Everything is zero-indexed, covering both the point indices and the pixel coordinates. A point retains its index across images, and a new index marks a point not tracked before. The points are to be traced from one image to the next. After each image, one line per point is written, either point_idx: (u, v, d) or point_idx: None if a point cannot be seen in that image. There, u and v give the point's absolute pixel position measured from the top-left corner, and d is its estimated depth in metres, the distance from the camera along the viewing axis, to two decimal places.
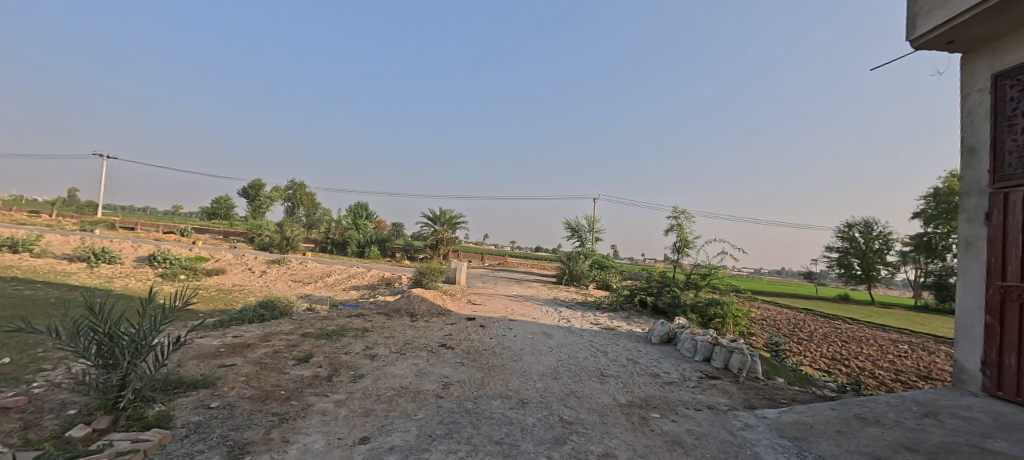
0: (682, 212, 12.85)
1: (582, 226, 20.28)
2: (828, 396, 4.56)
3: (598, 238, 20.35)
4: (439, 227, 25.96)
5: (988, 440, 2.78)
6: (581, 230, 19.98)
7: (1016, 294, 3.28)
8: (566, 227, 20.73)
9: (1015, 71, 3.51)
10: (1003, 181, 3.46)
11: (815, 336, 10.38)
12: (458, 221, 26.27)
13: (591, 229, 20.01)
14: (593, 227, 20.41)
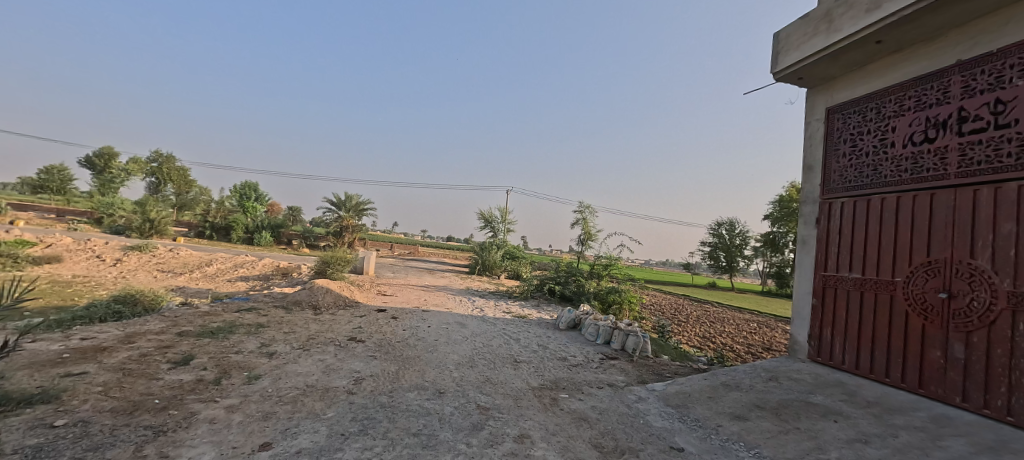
0: (587, 207, 13.84)
1: (495, 218, 20.63)
2: (701, 368, 5.39)
3: (511, 229, 20.89)
4: (344, 213, 24.14)
5: (811, 395, 3.60)
6: (494, 222, 20.32)
7: (833, 281, 4.24)
8: (480, 218, 20.90)
9: (841, 107, 4.46)
10: (828, 194, 4.41)
11: (689, 318, 12.16)
12: (365, 207, 24.77)
13: (503, 220, 20.45)
14: (506, 219, 20.90)
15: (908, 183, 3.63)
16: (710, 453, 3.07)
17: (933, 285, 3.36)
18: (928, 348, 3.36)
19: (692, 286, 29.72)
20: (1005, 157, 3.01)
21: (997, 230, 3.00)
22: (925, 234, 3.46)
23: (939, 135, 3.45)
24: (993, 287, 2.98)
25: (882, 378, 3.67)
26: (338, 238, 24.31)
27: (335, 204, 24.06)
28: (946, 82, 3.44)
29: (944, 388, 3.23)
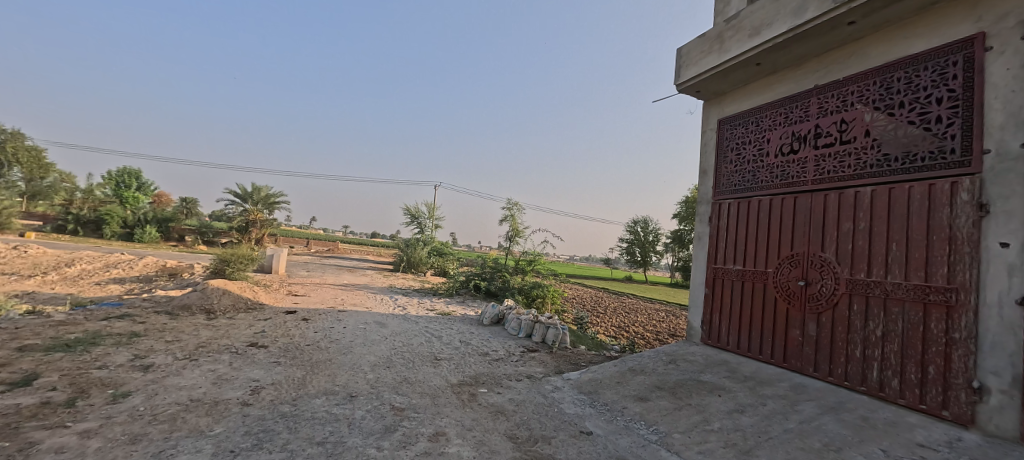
0: (514, 204, 14.00)
1: (422, 213, 20.13)
2: (614, 356, 5.78)
3: (439, 225, 20.54)
4: (249, 206, 21.78)
5: (702, 374, 4.04)
6: (421, 218, 19.84)
7: (722, 273, 4.80)
8: (406, 213, 20.24)
9: (730, 120, 5.05)
10: (719, 196, 4.98)
11: (606, 310, 13.04)
12: (276, 200, 22.64)
13: (430, 216, 20.06)
14: (433, 215, 20.49)
15: (779, 187, 4.22)
16: (616, 433, 3.31)
17: (795, 275, 3.95)
18: (791, 328, 3.94)
19: (613, 280, 31.87)
20: (846, 167, 3.63)
21: (840, 228, 3.62)
22: (790, 231, 4.06)
23: (802, 147, 4.06)
24: (837, 275, 3.60)
25: (757, 355, 4.22)
26: (243, 234, 21.85)
27: (240, 196, 21.63)
28: (807, 102, 4.06)
29: (801, 361, 3.81)
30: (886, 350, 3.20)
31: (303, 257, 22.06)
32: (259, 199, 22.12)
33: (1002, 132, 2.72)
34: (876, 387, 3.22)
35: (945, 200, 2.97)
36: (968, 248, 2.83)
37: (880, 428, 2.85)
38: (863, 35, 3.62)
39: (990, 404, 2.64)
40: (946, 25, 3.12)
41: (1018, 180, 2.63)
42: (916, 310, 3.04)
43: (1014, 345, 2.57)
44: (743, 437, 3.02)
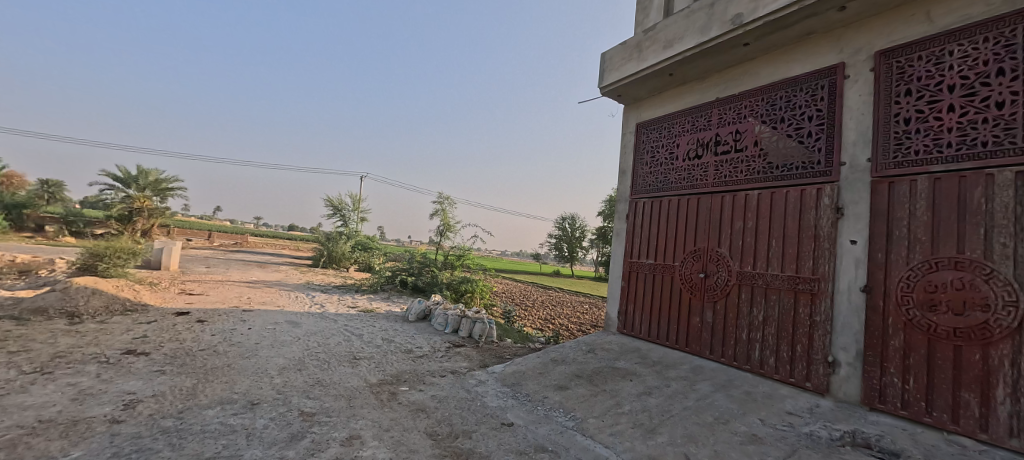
0: (445, 198, 13.83)
1: (345, 205, 18.99)
2: (538, 347, 5.98)
3: (364, 218, 19.53)
4: (134, 193, 18.82)
5: (617, 361, 4.32)
6: (344, 209, 18.73)
7: (636, 266, 5.16)
8: (328, 204, 18.96)
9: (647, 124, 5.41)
10: (635, 195, 5.33)
11: (534, 303, 13.52)
12: (169, 185, 19.85)
13: (355, 208, 19.02)
14: (358, 207, 19.46)
15: (686, 188, 4.62)
16: (535, 422, 3.41)
17: (696, 268, 4.38)
18: (692, 316, 4.36)
19: (543, 274, 32.92)
20: (739, 172, 4.09)
21: (733, 227, 4.08)
22: (693, 228, 4.48)
23: (704, 152, 4.49)
24: (729, 268, 4.05)
25: (665, 342, 4.61)
26: (124, 224, 18.80)
27: (120, 181, 18.57)
28: (711, 112, 4.49)
29: (700, 345, 4.23)
30: (766, 333, 3.67)
31: (205, 251, 19.65)
32: (148, 184, 19.26)
33: (855, 148, 3.25)
34: (758, 365, 3.69)
35: (812, 203, 3.47)
36: (827, 245, 3.34)
37: (759, 400, 3.29)
38: (755, 56, 4.09)
39: (840, 374, 3.16)
40: (816, 54, 3.64)
41: (863, 189, 3.18)
42: (789, 297, 3.54)
43: (858, 325, 3.10)
44: (649, 416, 3.29)
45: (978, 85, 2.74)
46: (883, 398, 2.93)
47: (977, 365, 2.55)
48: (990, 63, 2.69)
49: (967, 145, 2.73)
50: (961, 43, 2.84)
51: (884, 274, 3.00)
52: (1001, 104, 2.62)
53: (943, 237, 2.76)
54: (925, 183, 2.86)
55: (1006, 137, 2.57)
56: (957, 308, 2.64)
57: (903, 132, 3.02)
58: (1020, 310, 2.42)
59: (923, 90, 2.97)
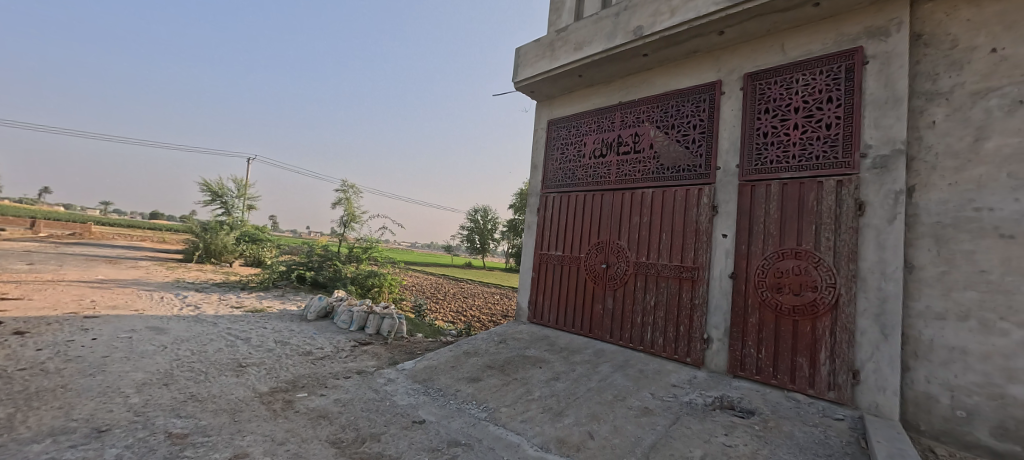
0: (350, 187, 12.96)
1: (227, 190, 16.58)
2: (450, 340, 5.94)
3: (252, 206, 17.30)
4: None
5: (528, 349, 4.51)
6: (226, 196, 16.36)
7: (547, 258, 5.38)
8: (204, 189, 16.33)
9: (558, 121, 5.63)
10: (546, 189, 5.52)
11: (445, 295, 13.46)
12: None
13: (240, 194, 16.74)
14: (243, 193, 17.14)
15: (592, 185, 4.93)
16: (448, 417, 3.39)
17: (599, 259, 4.72)
18: (595, 304, 4.70)
19: (459, 266, 32.84)
20: (637, 172, 4.49)
21: (631, 221, 4.48)
22: (597, 222, 4.81)
23: (608, 152, 4.82)
24: (628, 259, 4.45)
25: (571, 328, 4.90)
26: None
27: None
28: (614, 115, 4.83)
29: (601, 330, 4.58)
30: (656, 316, 4.12)
31: (25, 244, 15.50)
32: None
33: (728, 155, 3.80)
34: (649, 345, 4.13)
35: (694, 201, 3.96)
36: (705, 238, 3.86)
37: (650, 376, 3.70)
38: (651, 67, 4.51)
39: (712, 349, 3.70)
40: (700, 70, 4.14)
41: (732, 190, 3.73)
42: (675, 284, 4.02)
43: (726, 306, 3.66)
44: (557, 400, 3.49)
45: (813, 109, 3.39)
46: (743, 367, 3.50)
47: (808, 335, 3.20)
48: (823, 91, 3.36)
49: (805, 157, 3.37)
50: (803, 73, 3.48)
51: (746, 263, 3.57)
52: (829, 126, 3.29)
53: (787, 232, 3.37)
54: (777, 187, 3.47)
55: (831, 153, 3.25)
56: (796, 289, 3.28)
57: (762, 143, 3.61)
58: (837, 290, 3.10)
59: (777, 110, 3.57)
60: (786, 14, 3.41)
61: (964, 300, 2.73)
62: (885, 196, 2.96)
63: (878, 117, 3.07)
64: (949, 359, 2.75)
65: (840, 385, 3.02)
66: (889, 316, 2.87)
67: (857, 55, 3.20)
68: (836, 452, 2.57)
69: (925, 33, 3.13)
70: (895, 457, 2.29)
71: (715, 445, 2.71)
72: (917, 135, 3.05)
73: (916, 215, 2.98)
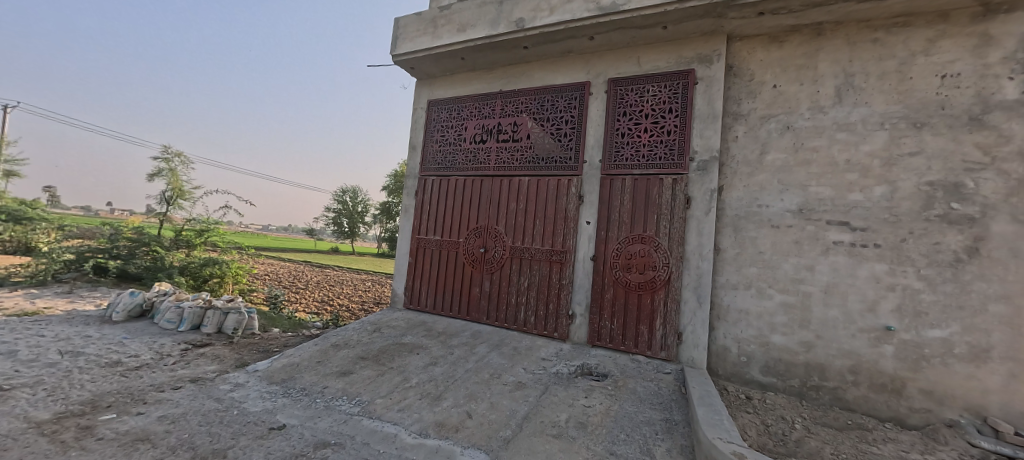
0: (177, 154, 10.29)
1: None
2: (315, 333, 5.41)
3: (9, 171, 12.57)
4: None
5: (404, 336, 4.41)
6: None
7: (424, 242, 5.20)
8: None
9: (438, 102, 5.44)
10: (424, 171, 5.30)
11: (308, 282, 12.11)
12: None
13: None
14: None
15: (472, 170, 4.94)
16: (314, 417, 3.08)
17: (478, 243, 4.79)
18: (474, 287, 4.78)
19: (332, 253, 29.77)
20: (514, 160, 4.67)
21: (509, 207, 4.65)
22: (476, 207, 4.86)
23: (488, 138, 4.88)
24: (504, 243, 4.63)
25: (450, 312, 4.90)
26: None
27: None
28: (495, 102, 4.91)
29: (479, 312, 4.71)
30: (529, 296, 4.42)
31: None
32: None
33: (593, 150, 4.23)
34: (522, 324, 4.41)
35: (565, 191, 4.33)
36: (572, 224, 4.25)
37: (523, 352, 3.96)
38: (530, 60, 4.72)
39: (576, 323, 4.14)
40: (573, 70, 4.50)
41: (595, 182, 4.19)
42: (546, 266, 4.36)
43: (588, 285, 4.12)
44: (435, 385, 3.47)
45: (658, 116, 4.00)
46: (599, 337, 4.01)
47: (648, 306, 3.82)
48: (666, 103, 3.98)
49: (651, 157, 3.97)
50: (652, 85, 4.07)
51: (605, 247, 4.07)
52: (669, 132, 3.93)
53: (636, 220, 3.94)
54: (630, 181, 4.01)
55: (670, 155, 3.89)
56: (641, 269, 3.87)
57: (620, 142, 4.12)
58: (670, 268, 3.78)
59: (632, 114, 4.11)
60: (642, 31, 3.92)
61: (748, 274, 3.62)
62: (703, 193, 3.72)
63: (702, 129, 3.80)
64: (738, 319, 3.62)
65: (669, 346, 3.71)
66: (702, 288, 3.67)
67: (690, 76, 3.89)
68: (665, 399, 3.16)
69: (735, 65, 3.91)
70: (704, 397, 2.93)
71: (577, 407, 3.06)
72: (727, 146, 3.84)
73: (723, 209, 3.77)
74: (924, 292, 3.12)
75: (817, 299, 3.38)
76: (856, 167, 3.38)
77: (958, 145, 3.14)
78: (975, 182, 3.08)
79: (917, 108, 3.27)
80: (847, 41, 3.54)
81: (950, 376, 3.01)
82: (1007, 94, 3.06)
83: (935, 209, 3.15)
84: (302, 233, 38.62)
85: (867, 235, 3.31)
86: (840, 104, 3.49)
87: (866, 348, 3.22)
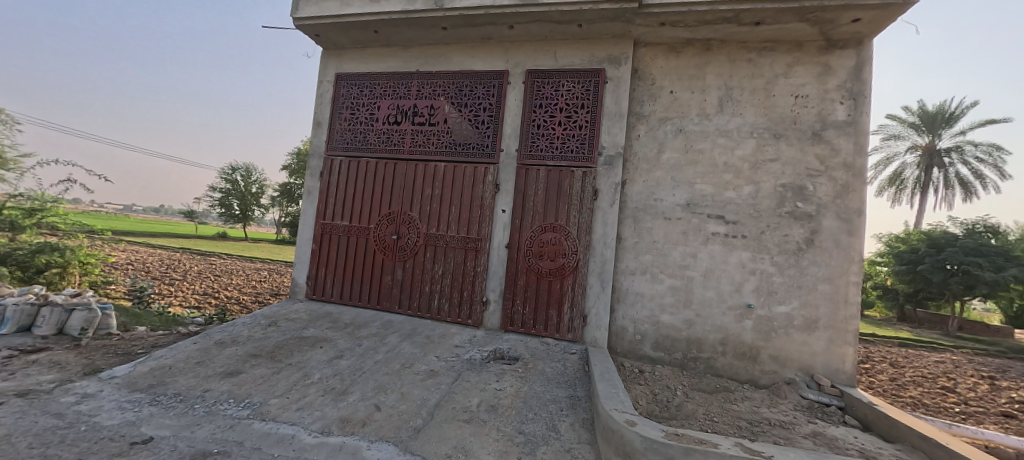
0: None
1: None
2: (195, 330, 4.73)
3: None
4: None
5: (305, 330, 4.08)
6: None
7: (330, 228, 4.82)
8: None
9: (347, 76, 5.02)
10: (331, 151, 4.88)
11: (188, 272, 10.45)
12: None
13: None
14: None
15: (385, 152, 4.68)
16: (192, 426, 2.67)
17: (390, 230, 4.58)
18: (385, 275, 4.58)
19: (223, 240, 26.11)
20: (430, 144, 4.53)
21: (424, 193, 4.51)
22: (388, 192, 4.62)
23: (403, 120, 4.66)
24: (419, 230, 4.50)
25: (359, 302, 4.64)
26: None
27: None
28: (412, 83, 4.69)
29: (391, 301, 4.53)
30: (443, 284, 4.37)
31: None
32: None
33: (509, 140, 4.29)
34: (436, 311, 4.36)
35: (481, 178, 4.33)
36: (488, 212, 4.29)
37: (436, 341, 3.92)
38: (450, 42, 4.58)
39: (489, 309, 4.22)
40: (492, 57, 4.48)
41: (511, 171, 4.26)
42: (462, 254, 4.35)
43: (502, 272, 4.21)
44: (340, 380, 3.26)
45: (571, 111, 4.19)
46: (512, 322, 4.14)
47: (557, 291, 4.05)
48: (578, 98, 4.18)
49: (564, 149, 4.16)
50: (567, 80, 4.24)
51: (519, 235, 4.18)
52: (580, 127, 4.14)
53: (549, 210, 4.11)
54: (544, 172, 4.16)
55: (581, 148, 4.11)
56: (552, 256, 4.07)
57: (535, 133, 4.24)
58: (578, 256, 4.02)
59: (547, 106, 4.24)
60: (558, 26, 4.04)
61: (644, 261, 4.02)
62: (609, 186, 4.01)
63: (610, 126, 4.08)
64: (635, 301, 4.00)
65: (576, 328, 3.98)
66: (605, 273, 3.98)
67: (601, 75, 4.13)
68: (570, 377, 3.39)
69: (640, 69, 4.24)
70: (604, 373, 3.19)
71: (489, 391, 3.12)
72: (631, 144, 4.17)
73: (625, 201, 4.11)
74: (775, 275, 3.77)
75: (698, 282, 3.88)
76: (731, 168, 3.92)
77: (804, 155, 3.81)
78: (813, 185, 3.78)
79: (777, 121, 3.89)
80: (729, 58, 4.05)
81: (790, 343, 3.69)
82: (838, 115, 3.79)
83: (786, 206, 3.80)
84: (183, 216, 33.08)
85: (737, 227, 3.87)
86: (721, 112, 4.00)
87: (732, 323, 3.79)
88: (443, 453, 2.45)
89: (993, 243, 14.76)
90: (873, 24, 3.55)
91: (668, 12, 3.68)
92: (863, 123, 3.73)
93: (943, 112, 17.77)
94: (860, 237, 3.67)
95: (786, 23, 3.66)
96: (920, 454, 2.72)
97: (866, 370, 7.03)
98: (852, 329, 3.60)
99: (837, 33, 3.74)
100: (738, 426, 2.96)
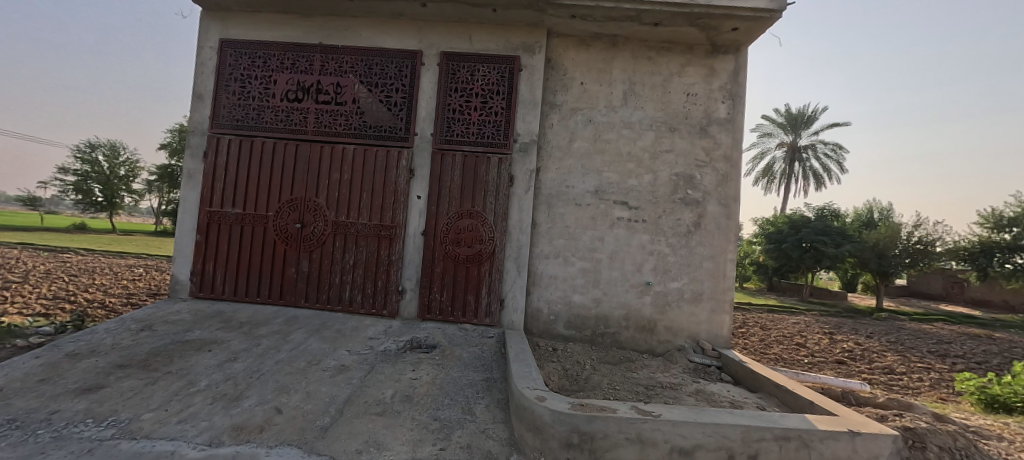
0: None
1: None
2: (39, 341, 3.90)
3: None
4: None
5: (188, 333, 3.58)
6: None
7: (217, 217, 4.24)
8: None
9: (234, 43, 4.40)
10: (216, 128, 4.27)
11: (26, 273, 8.48)
12: None
13: None
14: None
15: (283, 132, 4.23)
16: (33, 456, 2.12)
17: (292, 218, 4.19)
18: (288, 267, 4.20)
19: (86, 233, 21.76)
20: (337, 125, 4.20)
21: (332, 178, 4.19)
22: (290, 176, 4.21)
23: (304, 97, 4.25)
24: (326, 218, 4.18)
25: (259, 297, 4.21)
26: None
27: None
28: (314, 57, 4.28)
29: (296, 295, 4.18)
30: (355, 275, 4.15)
31: None
32: None
33: (424, 124, 4.15)
34: (348, 303, 4.14)
35: (394, 163, 4.15)
36: (403, 199, 4.13)
37: (347, 335, 3.72)
38: (358, 15, 4.25)
39: (406, 298, 4.12)
40: (404, 36, 4.26)
41: (426, 157, 4.15)
42: (374, 242, 4.15)
43: (418, 260, 4.13)
44: (233, 384, 2.93)
45: (487, 97, 4.18)
46: (429, 311, 4.09)
47: (475, 277, 4.08)
48: (494, 85, 4.19)
49: (480, 135, 4.15)
50: (482, 65, 4.21)
51: (435, 222, 4.11)
52: (496, 113, 4.17)
53: (465, 197, 4.10)
54: (461, 158, 4.12)
55: (497, 135, 4.14)
56: (469, 243, 4.08)
57: (451, 118, 4.16)
58: (494, 242, 4.09)
59: (463, 91, 4.19)
60: (473, 9, 3.96)
61: (557, 245, 4.22)
62: (524, 173, 4.11)
63: (524, 114, 4.15)
64: (549, 284, 4.19)
65: (493, 312, 4.07)
66: (521, 258, 4.10)
67: (516, 62, 4.17)
68: (487, 361, 3.46)
69: (553, 59, 4.35)
70: (519, 353, 3.32)
71: (404, 381, 3.06)
72: (545, 133, 4.30)
73: (540, 188, 4.25)
74: (670, 255, 4.21)
75: (605, 264, 4.19)
76: (634, 158, 4.26)
77: (693, 147, 4.27)
78: (700, 175, 4.26)
79: (672, 116, 4.29)
80: (632, 55, 4.34)
81: (680, 314, 4.18)
82: (720, 113, 4.30)
83: (679, 194, 4.24)
84: (20, 203, 26.65)
85: (639, 213, 4.23)
86: (626, 105, 4.30)
87: (633, 300, 4.17)
88: (353, 450, 2.32)
89: (835, 224, 18.21)
90: (747, 34, 4.06)
91: (579, 6, 3.80)
92: (738, 121, 4.28)
93: (803, 114, 21.22)
94: (735, 220, 4.25)
95: (680, 26, 4.01)
96: (775, 400, 3.27)
97: (743, 334, 8.28)
98: (728, 300, 4.19)
99: (720, 40, 4.20)
100: (638, 391, 3.28)
